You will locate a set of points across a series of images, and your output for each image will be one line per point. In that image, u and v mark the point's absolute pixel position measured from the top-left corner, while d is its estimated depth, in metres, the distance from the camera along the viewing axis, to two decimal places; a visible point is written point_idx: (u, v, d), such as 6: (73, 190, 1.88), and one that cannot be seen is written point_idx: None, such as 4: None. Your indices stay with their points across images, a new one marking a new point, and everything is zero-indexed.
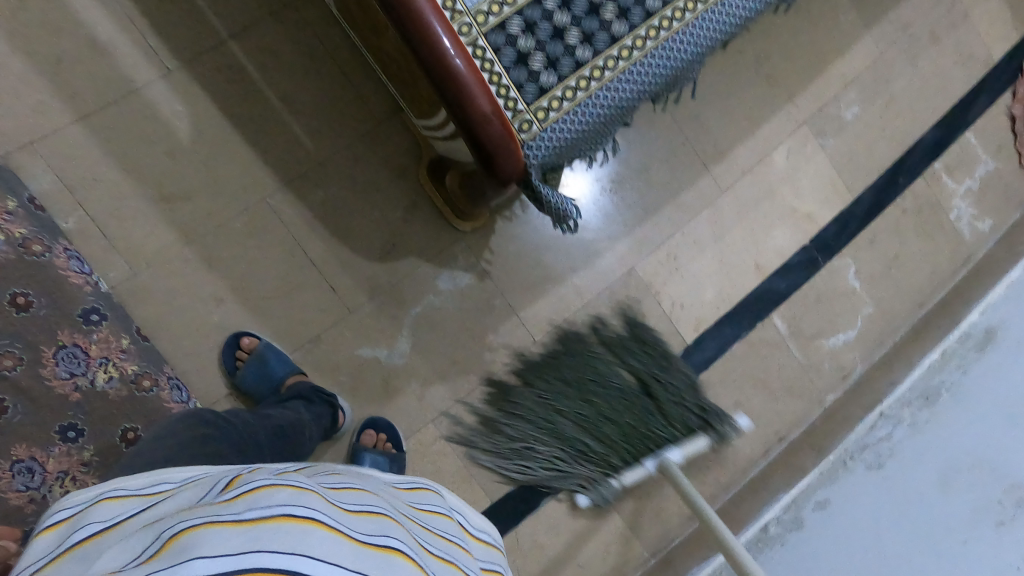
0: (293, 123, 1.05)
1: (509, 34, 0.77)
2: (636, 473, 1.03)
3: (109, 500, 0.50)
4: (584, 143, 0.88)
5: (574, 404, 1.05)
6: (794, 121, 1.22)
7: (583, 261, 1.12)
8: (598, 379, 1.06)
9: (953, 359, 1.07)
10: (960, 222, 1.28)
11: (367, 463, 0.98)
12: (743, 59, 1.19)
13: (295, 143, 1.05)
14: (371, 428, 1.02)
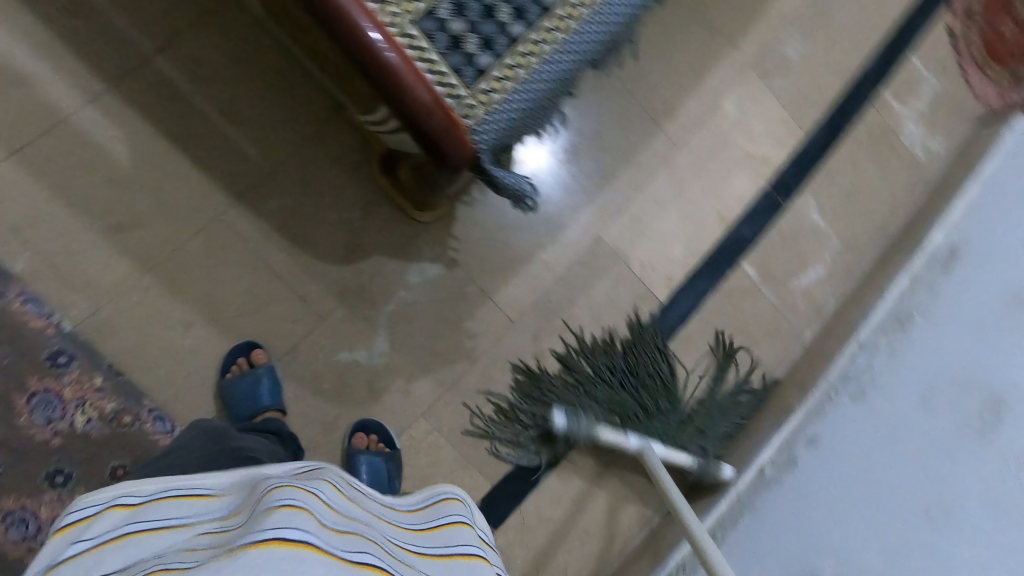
0: (235, 134, 1.02)
1: (439, 19, 0.73)
2: (614, 436, 0.98)
3: (123, 510, 0.51)
4: (531, 121, 0.87)
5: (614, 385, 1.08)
6: (740, 65, 1.21)
7: (550, 235, 1.12)
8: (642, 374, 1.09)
9: (920, 283, 1.10)
10: (914, 144, 1.30)
11: (363, 464, 0.98)
12: (680, 11, 1.18)
13: (240, 154, 1.02)
14: (362, 432, 1.02)
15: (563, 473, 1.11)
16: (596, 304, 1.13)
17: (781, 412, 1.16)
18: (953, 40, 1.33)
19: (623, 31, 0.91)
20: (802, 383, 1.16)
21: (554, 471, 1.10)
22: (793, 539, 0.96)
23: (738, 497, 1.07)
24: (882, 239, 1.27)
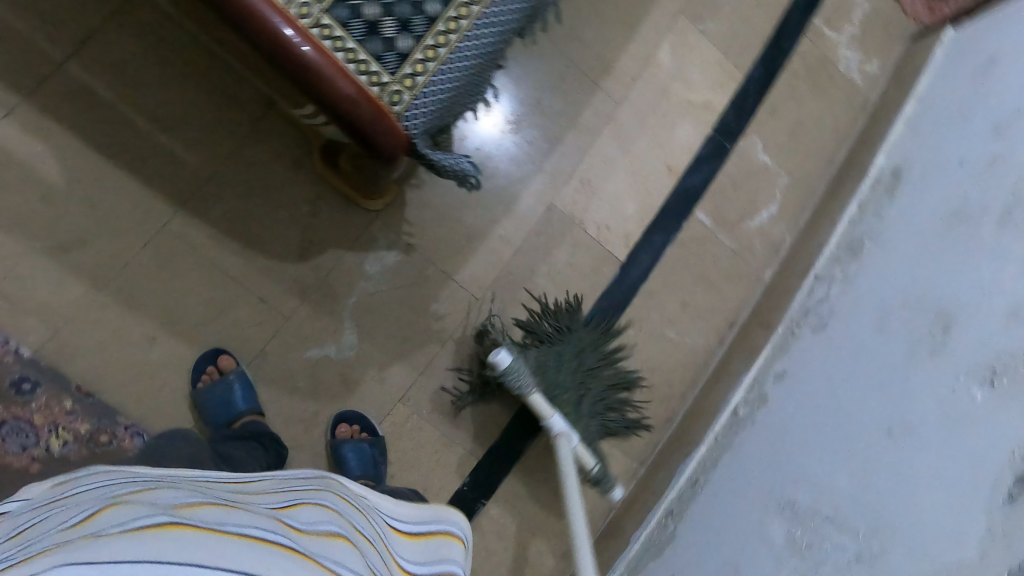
0: (167, 141, 1.01)
1: (351, 6, 0.73)
2: (544, 407, 0.98)
3: (112, 476, 0.63)
4: (463, 101, 0.85)
5: (562, 382, 1.06)
6: (671, 13, 1.23)
7: (504, 208, 1.12)
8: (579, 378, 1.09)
9: (868, 207, 1.19)
10: (851, 72, 1.34)
11: (349, 451, 1.00)
12: None
13: (177, 160, 1.01)
14: (343, 423, 1.04)
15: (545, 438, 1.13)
16: (558, 270, 1.15)
17: (749, 352, 1.19)
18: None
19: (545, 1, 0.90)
20: (766, 320, 1.20)
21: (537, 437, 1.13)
22: (768, 470, 0.99)
23: (716, 438, 1.14)
24: (831, 167, 1.32)
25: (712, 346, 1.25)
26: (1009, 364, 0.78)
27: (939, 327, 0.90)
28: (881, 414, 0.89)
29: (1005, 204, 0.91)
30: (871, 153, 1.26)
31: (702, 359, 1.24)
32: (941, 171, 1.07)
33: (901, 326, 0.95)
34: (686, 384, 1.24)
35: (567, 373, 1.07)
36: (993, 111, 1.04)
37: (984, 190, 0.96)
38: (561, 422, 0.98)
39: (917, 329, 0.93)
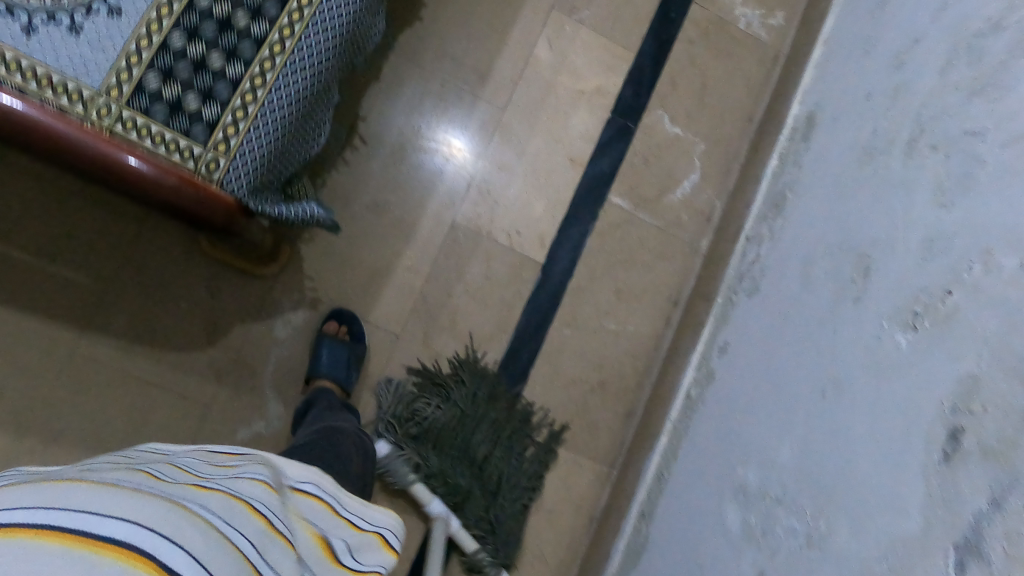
0: (48, 266, 1.00)
1: (150, 91, 0.71)
2: (422, 495, 1.02)
3: None
4: (298, 144, 0.83)
5: (449, 463, 1.06)
6: (541, 10, 1.20)
7: (405, 238, 1.10)
8: (468, 457, 1.08)
9: (790, 158, 1.11)
10: (753, 27, 1.29)
11: (325, 346, 1.01)
12: None
13: (65, 281, 1.01)
14: (334, 320, 1.06)
15: (502, 460, 1.09)
16: (475, 287, 1.12)
17: (695, 328, 1.14)
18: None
19: (365, 24, 0.87)
20: (705, 293, 1.15)
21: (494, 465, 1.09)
22: (721, 453, 0.93)
23: (674, 425, 1.09)
24: (753, 124, 1.25)
25: (660, 329, 1.21)
26: (931, 300, 0.70)
27: (860, 271, 0.83)
28: (818, 373, 0.82)
29: (910, 134, 0.85)
30: (787, 105, 1.18)
31: (651, 345, 1.20)
32: (851, 110, 1.00)
33: (827, 278, 0.88)
34: (640, 374, 1.20)
35: (451, 455, 1.07)
36: (898, 38, 0.95)
37: (891, 122, 0.89)
38: (438, 508, 1.02)
39: (839, 277, 0.86)
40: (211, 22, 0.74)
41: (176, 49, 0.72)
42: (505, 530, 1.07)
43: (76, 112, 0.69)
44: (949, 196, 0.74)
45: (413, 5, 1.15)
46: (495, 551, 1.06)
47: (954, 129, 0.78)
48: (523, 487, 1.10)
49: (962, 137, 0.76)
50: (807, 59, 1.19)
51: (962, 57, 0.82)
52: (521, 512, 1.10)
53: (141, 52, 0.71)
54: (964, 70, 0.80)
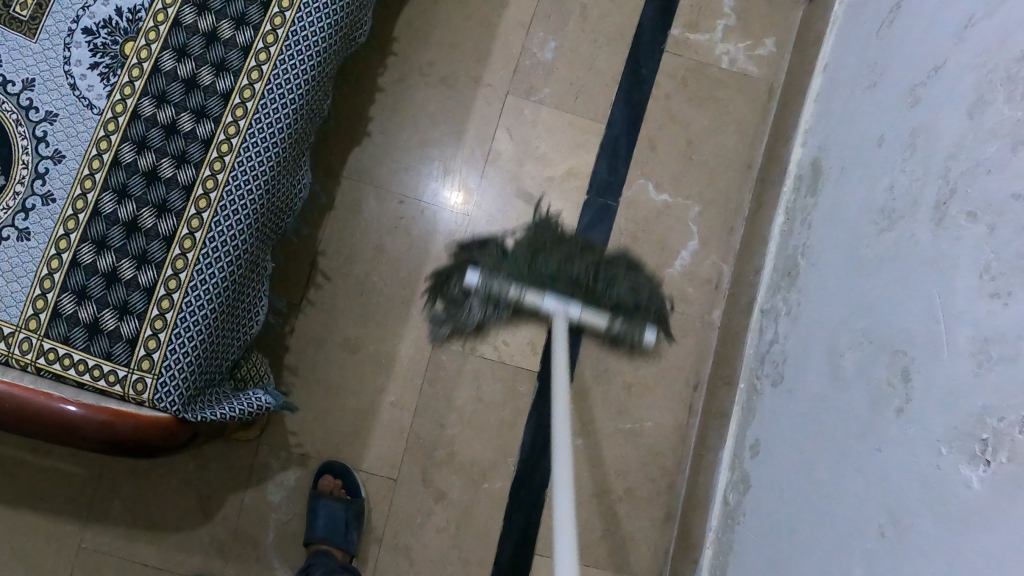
0: (41, 460, 1.01)
1: (68, 316, 0.69)
2: (532, 297, 0.94)
3: None
4: (232, 329, 0.78)
5: (542, 269, 0.97)
6: (497, 98, 1.11)
7: (385, 372, 1.03)
8: (558, 254, 0.99)
9: (798, 216, 0.98)
10: (739, 65, 1.16)
11: (323, 509, 0.95)
12: (410, 89, 1.11)
13: (64, 479, 1.01)
14: (328, 474, 1.00)
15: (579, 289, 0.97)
16: (469, 412, 1.03)
17: (721, 419, 1.01)
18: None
19: (286, 184, 0.83)
20: (727, 376, 1.02)
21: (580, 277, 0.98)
22: None
23: (717, 538, 0.95)
24: (753, 172, 1.13)
25: (684, 418, 1.08)
26: (1002, 427, 0.55)
27: (898, 374, 0.68)
28: (870, 506, 0.68)
29: (937, 194, 0.70)
30: (788, 149, 1.05)
31: (679, 439, 1.07)
32: (860, 156, 0.86)
33: (859, 376, 0.74)
34: (672, 472, 1.07)
35: (538, 264, 0.98)
36: (909, 67, 0.80)
37: (912, 177, 0.75)
38: (553, 300, 0.94)
39: (873, 378, 0.72)
40: (118, 228, 0.71)
41: (87, 264, 0.70)
42: (629, 305, 1.00)
43: (3, 352, 0.68)
44: (1002, 283, 0.59)
45: (359, 122, 1.09)
46: (632, 320, 1.00)
47: (994, 191, 0.63)
48: (625, 269, 1.02)
49: (1008, 203, 0.61)
50: (806, 93, 1.05)
51: (997, 92, 0.66)
52: (635, 292, 1.01)
53: (54, 275, 0.69)
54: (1001, 109, 0.65)
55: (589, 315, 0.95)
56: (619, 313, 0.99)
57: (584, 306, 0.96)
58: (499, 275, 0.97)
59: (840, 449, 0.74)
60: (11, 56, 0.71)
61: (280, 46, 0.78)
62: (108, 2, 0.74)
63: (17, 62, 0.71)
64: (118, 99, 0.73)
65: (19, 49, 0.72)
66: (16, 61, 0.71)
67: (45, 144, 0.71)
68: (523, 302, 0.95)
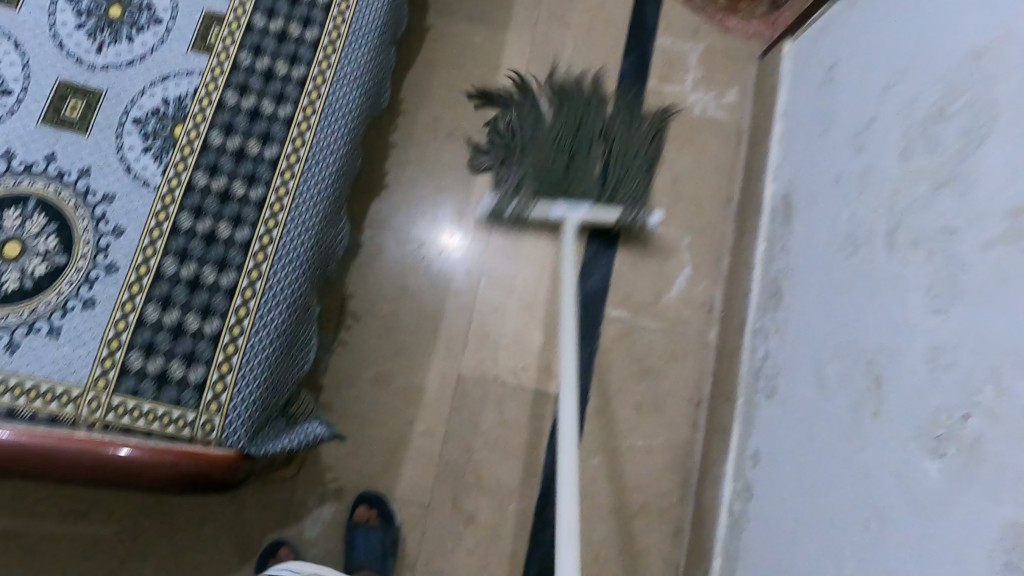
0: (79, 520, 1.04)
1: (135, 371, 0.75)
2: (543, 210, 1.10)
3: None
4: (289, 369, 0.85)
5: (549, 172, 1.12)
6: None
7: (414, 403, 1.11)
8: (557, 152, 1.14)
9: (776, 241, 1.10)
10: (711, 111, 1.30)
11: (359, 540, 1.02)
12: (420, 142, 1.22)
13: (103, 533, 1.04)
14: (364, 504, 1.06)
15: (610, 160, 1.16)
16: (493, 436, 1.11)
17: (723, 431, 1.10)
18: (694, 4, 1.34)
19: (331, 235, 0.91)
20: (726, 392, 1.12)
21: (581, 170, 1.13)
22: None
23: (724, 546, 1.03)
24: (733, 205, 1.26)
25: (688, 433, 1.17)
26: (951, 423, 0.65)
27: (873, 380, 0.78)
28: (855, 499, 0.76)
29: (887, 226, 0.82)
30: (761, 184, 1.18)
31: (685, 453, 1.16)
32: (822, 192, 0.99)
33: (841, 383, 0.84)
34: (680, 486, 1.15)
35: (542, 166, 1.12)
36: (852, 117, 0.96)
37: (868, 208, 0.87)
38: (562, 209, 1.10)
39: (853, 385, 0.82)
40: (181, 286, 0.79)
41: (153, 322, 0.76)
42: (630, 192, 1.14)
43: (70, 414, 0.72)
44: (942, 301, 0.71)
45: (378, 174, 1.19)
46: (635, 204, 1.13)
47: (929, 226, 0.75)
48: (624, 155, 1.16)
49: (939, 235, 0.73)
50: (770, 134, 1.20)
51: (919, 141, 0.81)
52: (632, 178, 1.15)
53: (121, 335, 0.75)
54: (921, 155, 0.80)
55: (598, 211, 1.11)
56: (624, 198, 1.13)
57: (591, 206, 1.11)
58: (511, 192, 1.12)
59: (829, 452, 0.83)
60: (66, 152, 0.81)
61: (319, 115, 0.88)
62: (153, 94, 0.85)
63: (72, 156, 0.81)
64: (173, 174, 0.82)
65: (72, 144, 0.81)
66: (67, 153, 0.81)
67: (104, 222, 0.79)
68: (535, 215, 1.11)
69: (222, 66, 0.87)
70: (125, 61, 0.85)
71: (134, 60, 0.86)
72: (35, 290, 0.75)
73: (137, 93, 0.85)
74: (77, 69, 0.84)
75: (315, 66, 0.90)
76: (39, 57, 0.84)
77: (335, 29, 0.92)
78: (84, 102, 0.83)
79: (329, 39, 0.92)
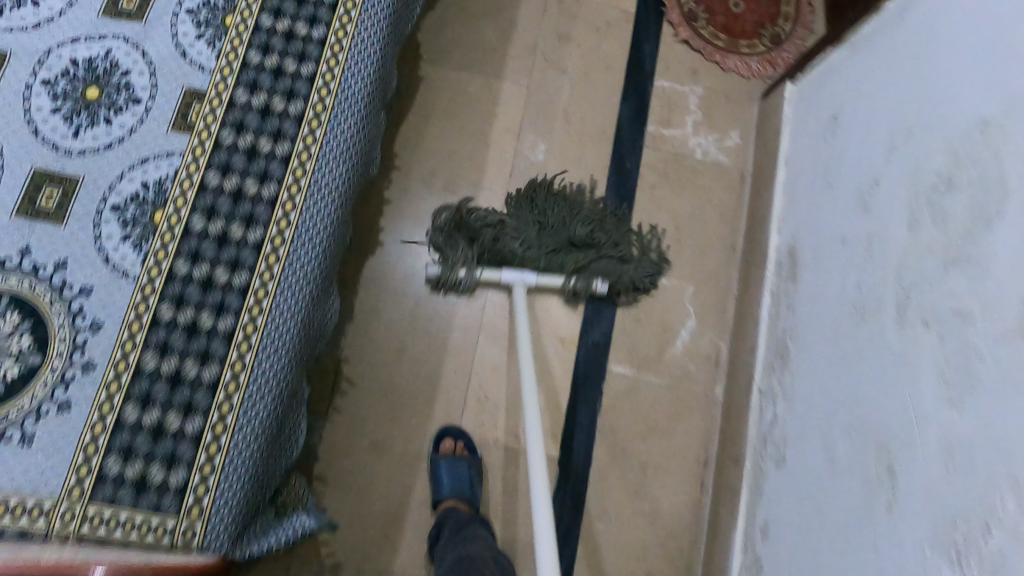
0: None
1: (114, 475, 0.74)
2: (488, 276, 1.10)
3: None
4: (275, 458, 0.84)
5: (503, 243, 1.12)
6: (498, 201, 1.21)
7: (412, 470, 1.09)
8: (517, 220, 1.13)
9: (781, 297, 1.06)
10: (712, 155, 1.26)
11: (445, 468, 1.03)
12: (415, 198, 1.20)
13: None
14: (446, 437, 1.08)
15: (573, 228, 1.13)
16: (494, 502, 1.09)
17: (731, 496, 1.06)
18: (693, 43, 1.30)
19: (318, 316, 0.89)
20: (734, 453, 1.08)
21: (539, 239, 1.12)
22: None
23: None
24: (737, 253, 1.22)
25: (695, 494, 1.13)
26: (970, 533, 0.61)
27: (884, 468, 0.74)
28: None
29: (896, 299, 0.78)
30: (765, 234, 1.14)
31: (691, 516, 1.12)
32: (828, 252, 0.95)
33: (852, 464, 0.80)
34: (687, 552, 1.10)
35: (498, 235, 1.12)
36: (857, 174, 0.92)
37: (875, 276, 0.83)
38: (510, 276, 1.10)
39: (864, 470, 0.78)
40: (161, 383, 0.77)
41: (132, 423, 0.75)
42: (581, 261, 1.12)
43: (42, 527, 0.71)
44: (957, 392, 0.66)
45: (372, 233, 1.17)
46: (584, 273, 1.12)
47: (940, 304, 0.71)
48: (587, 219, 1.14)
49: (952, 318, 0.69)
50: (773, 182, 1.15)
51: (925, 212, 0.77)
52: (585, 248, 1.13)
53: (98, 438, 0.74)
54: (931, 228, 0.75)
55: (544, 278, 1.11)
56: (573, 266, 1.12)
57: (538, 275, 1.11)
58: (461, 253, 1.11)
59: (840, 537, 0.79)
60: (41, 244, 0.80)
61: (304, 195, 0.86)
62: (133, 179, 0.83)
63: (48, 247, 0.79)
64: (152, 264, 0.80)
65: (49, 234, 0.80)
66: (43, 246, 0.79)
67: (82, 316, 0.77)
68: (484, 278, 1.10)
69: (203, 145, 0.84)
70: (103, 143, 0.84)
71: (112, 143, 0.84)
72: (6, 395, 0.74)
73: (116, 177, 0.83)
74: (52, 156, 0.83)
75: (300, 142, 0.87)
76: (13, 145, 0.83)
77: (320, 101, 0.89)
78: (61, 190, 0.82)
79: (315, 112, 0.88)
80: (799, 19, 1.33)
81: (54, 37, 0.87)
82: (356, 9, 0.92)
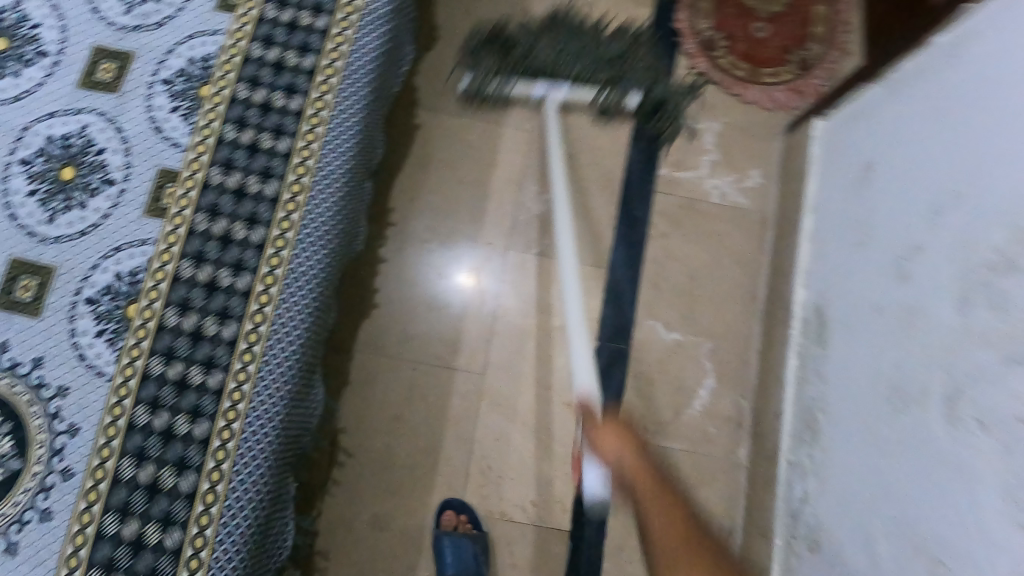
0: None
1: None
2: (521, 88, 1.12)
3: None
4: (260, 565, 0.79)
5: (539, 58, 1.12)
6: (500, 256, 1.14)
7: (415, 547, 1.03)
8: (551, 44, 1.14)
9: (810, 360, 0.96)
10: (730, 197, 1.16)
11: (449, 547, 0.98)
12: (413, 254, 1.14)
13: None
14: (449, 511, 1.03)
15: (607, 53, 1.15)
16: None
17: None
18: (710, 75, 1.21)
19: (300, 409, 0.84)
20: (760, 530, 0.99)
21: (573, 57, 1.13)
22: None
23: None
24: (759, 303, 1.12)
25: None
26: None
27: None
28: None
29: (945, 387, 0.69)
30: (789, 288, 1.04)
31: None
32: (862, 319, 0.86)
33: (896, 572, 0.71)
34: None
35: (535, 50, 1.12)
36: (897, 234, 0.82)
37: (918, 359, 0.74)
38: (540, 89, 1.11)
39: None
40: (140, 492, 0.73)
41: (112, 535, 0.71)
42: (615, 77, 1.14)
43: None
44: None
45: (366, 296, 1.11)
46: (615, 86, 1.13)
47: (1001, 406, 0.62)
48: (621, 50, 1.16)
49: (1016, 427, 0.59)
50: (797, 229, 1.06)
51: (980, 293, 0.67)
52: (617, 67, 1.14)
53: (79, 551, 0.70)
54: (987, 313, 0.65)
55: (578, 92, 1.12)
56: (609, 79, 1.13)
57: (570, 87, 1.12)
58: (496, 68, 1.13)
59: None
60: (19, 339, 0.76)
61: (280, 285, 0.80)
62: (106, 269, 0.78)
63: (26, 342, 0.75)
64: (127, 362, 0.76)
65: (26, 330, 0.76)
66: (22, 341, 0.76)
67: (59, 418, 0.73)
68: (518, 90, 1.13)
69: (178, 232, 0.80)
70: (76, 230, 0.78)
71: (86, 229, 0.78)
72: None
73: (89, 267, 0.77)
74: (30, 243, 0.78)
75: (276, 227, 0.81)
76: None
77: (296, 181, 0.83)
78: (38, 280, 0.77)
79: (291, 193, 0.83)
80: (833, 40, 1.21)
81: (31, 112, 0.82)
82: (335, 79, 0.87)
